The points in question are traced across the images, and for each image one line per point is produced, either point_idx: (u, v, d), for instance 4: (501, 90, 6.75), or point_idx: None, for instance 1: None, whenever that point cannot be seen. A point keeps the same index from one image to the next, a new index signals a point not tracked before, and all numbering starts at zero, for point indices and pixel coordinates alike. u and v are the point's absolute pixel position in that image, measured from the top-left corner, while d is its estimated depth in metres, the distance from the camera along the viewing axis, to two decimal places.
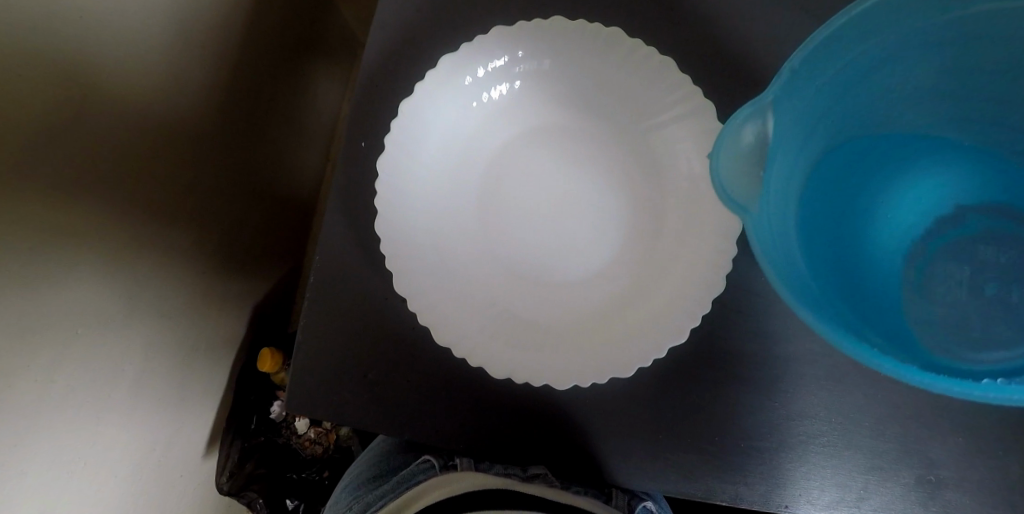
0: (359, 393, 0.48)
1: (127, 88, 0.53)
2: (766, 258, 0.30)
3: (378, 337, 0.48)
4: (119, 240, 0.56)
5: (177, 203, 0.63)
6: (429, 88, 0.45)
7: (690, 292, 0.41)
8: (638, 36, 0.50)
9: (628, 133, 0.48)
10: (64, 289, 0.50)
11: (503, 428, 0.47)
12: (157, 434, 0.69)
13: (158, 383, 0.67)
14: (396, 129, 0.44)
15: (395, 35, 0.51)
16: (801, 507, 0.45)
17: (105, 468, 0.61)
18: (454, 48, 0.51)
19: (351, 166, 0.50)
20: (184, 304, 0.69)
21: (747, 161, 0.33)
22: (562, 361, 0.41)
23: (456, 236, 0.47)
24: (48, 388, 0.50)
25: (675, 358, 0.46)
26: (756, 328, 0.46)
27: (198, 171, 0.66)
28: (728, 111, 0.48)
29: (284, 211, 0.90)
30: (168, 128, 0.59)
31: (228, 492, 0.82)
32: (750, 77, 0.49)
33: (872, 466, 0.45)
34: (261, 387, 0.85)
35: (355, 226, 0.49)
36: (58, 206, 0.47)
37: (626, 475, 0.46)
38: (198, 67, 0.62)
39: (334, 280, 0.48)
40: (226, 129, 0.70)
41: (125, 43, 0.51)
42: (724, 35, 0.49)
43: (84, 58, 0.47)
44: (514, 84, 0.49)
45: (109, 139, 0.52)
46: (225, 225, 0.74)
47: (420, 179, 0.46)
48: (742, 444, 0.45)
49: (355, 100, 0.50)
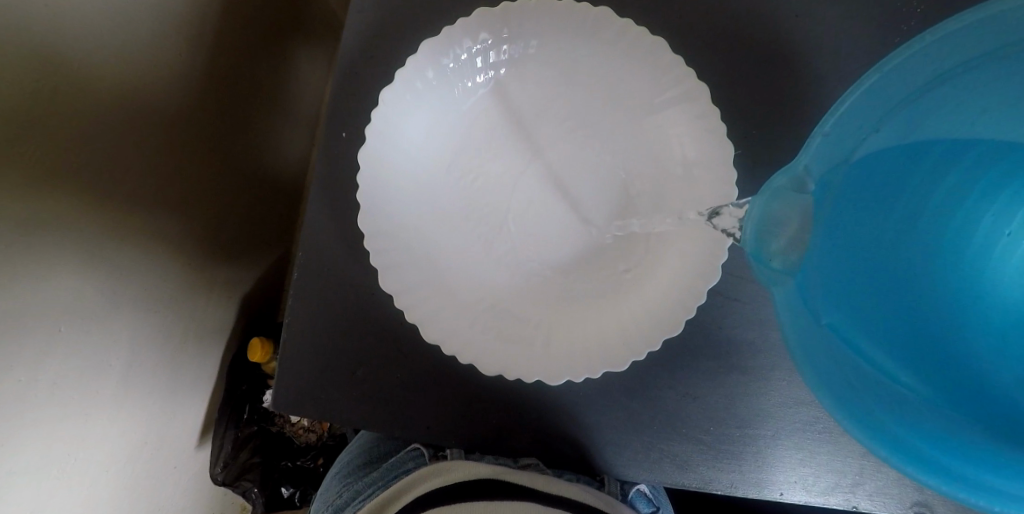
0: (347, 390, 0.47)
1: (103, 76, 0.50)
2: (796, 345, 0.29)
3: (369, 333, 0.47)
4: (100, 234, 0.54)
5: (159, 194, 0.61)
6: (409, 72, 0.43)
7: (684, 283, 0.40)
8: (630, 16, 0.48)
9: (622, 121, 0.46)
10: (47, 286, 0.48)
11: (496, 421, 0.47)
12: (150, 428, 0.68)
13: (148, 378, 0.66)
14: (377, 117, 0.42)
15: (375, 18, 0.48)
16: (794, 493, 0.45)
17: (98, 463, 0.60)
18: (436, 30, 0.49)
19: (332, 157, 0.48)
20: (171, 295, 0.67)
21: (779, 237, 0.30)
22: (555, 356, 0.41)
23: (444, 227, 0.45)
24: (32, 387, 0.48)
25: (670, 349, 0.45)
26: (752, 317, 0.45)
27: (179, 159, 0.63)
28: (723, 95, 0.47)
29: (270, 199, 0.87)
30: (147, 115, 0.57)
31: (222, 482, 0.82)
32: (746, 59, 0.47)
33: (867, 451, 0.45)
34: (252, 376, 0.84)
35: (339, 219, 0.47)
36: (36, 202, 0.45)
37: (621, 467, 0.45)
38: (176, 51, 0.59)
39: (319, 275, 0.47)
40: (207, 117, 0.67)
41: (98, 30, 0.48)
42: (718, 15, 0.47)
43: (56, 42, 0.44)
44: (501, 69, 0.47)
45: (82, 132, 0.49)
46: (211, 214, 0.72)
47: (403, 169, 0.44)
48: (737, 433, 0.45)
49: (335, 88, 0.48)
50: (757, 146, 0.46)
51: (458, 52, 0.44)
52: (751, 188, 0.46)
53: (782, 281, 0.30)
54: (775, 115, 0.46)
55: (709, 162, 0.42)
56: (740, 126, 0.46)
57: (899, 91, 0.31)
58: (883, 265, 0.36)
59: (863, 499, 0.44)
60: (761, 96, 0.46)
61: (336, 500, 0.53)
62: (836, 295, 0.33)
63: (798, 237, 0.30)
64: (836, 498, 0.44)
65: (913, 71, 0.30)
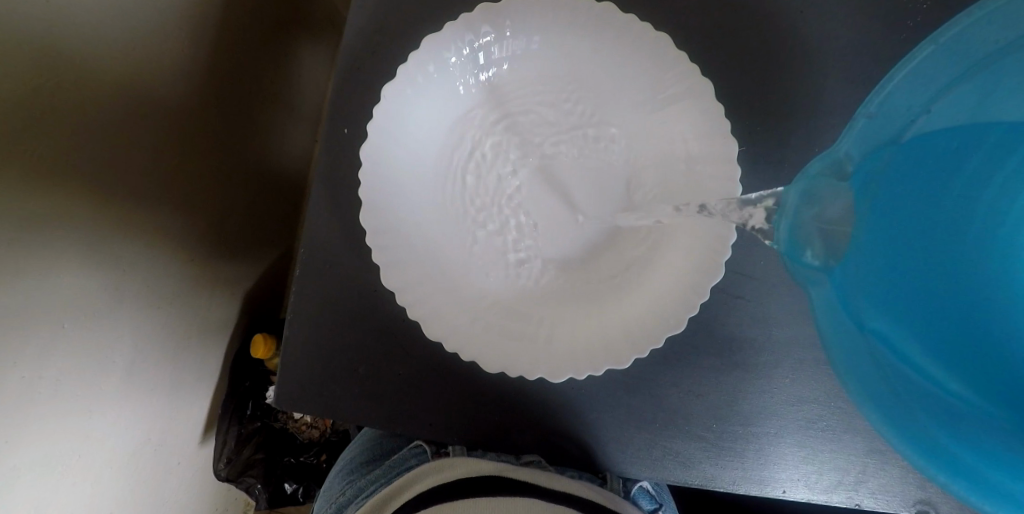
0: (350, 387, 0.47)
1: (106, 72, 0.50)
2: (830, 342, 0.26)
3: (371, 330, 0.47)
4: (101, 230, 0.54)
5: (161, 189, 0.61)
6: (411, 67, 0.43)
7: (688, 280, 0.40)
8: (634, 11, 0.48)
9: (626, 117, 0.46)
10: (50, 283, 0.48)
11: (498, 418, 0.47)
12: (154, 423, 0.68)
13: (152, 373, 0.66)
14: (378, 115, 0.42)
15: (377, 14, 0.48)
16: (797, 491, 0.45)
17: (102, 458, 0.60)
18: (439, 26, 0.49)
19: (334, 153, 0.48)
20: (174, 292, 0.67)
21: (818, 228, 0.27)
22: (558, 353, 0.41)
23: (446, 223, 0.45)
24: (34, 384, 0.49)
25: (673, 346, 0.45)
26: (755, 314, 0.45)
27: (181, 155, 0.63)
28: (727, 91, 0.47)
29: (273, 196, 0.87)
30: (149, 110, 0.57)
31: (225, 478, 0.82)
32: (750, 54, 0.47)
33: (871, 449, 0.44)
34: (256, 373, 0.84)
35: (341, 216, 0.47)
36: (40, 198, 0.45)
37: (623, 464, 0.45)
38: (178, 46, 0.59)
39: (322, 272, 0.47)
40: (209, 112, 0.67)
41: (100, 25, 0.48)
42: (723, 10, 0.47)
43: (59, 38, 0.44)
44: (503, 65, 0.46)
45: (84, 128, 0.49)
46: (212, 211, 0.72)
47: (405, 166, 0.44)
48: (741, 431, 0.45)
49: (337, 83, 0.48)
50: (761, 142, 0.46)
51: (460, 48, 0.44)
52: (755, 185, 0.46)
53: (815, 278, 0.27)
54: (779, 111, 0.46)
55: (712, 158, 0.42)
56: (743, 122, 0.46)
57: (950, 66, 0.26)
58: (976, 261, 0.28)
59: (866, 496, 0.44)
60: (765, 92, 0.46)
61: (339, 498, 0.53)
62: (903, 296, 0.27)
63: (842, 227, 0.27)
64: (839, 495, 0.44)
65: (973, 42, 0.26)
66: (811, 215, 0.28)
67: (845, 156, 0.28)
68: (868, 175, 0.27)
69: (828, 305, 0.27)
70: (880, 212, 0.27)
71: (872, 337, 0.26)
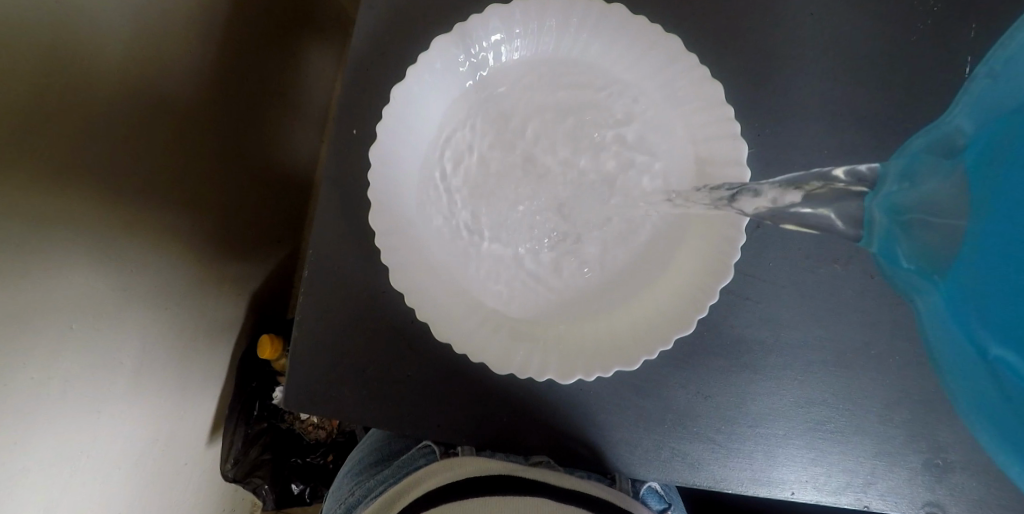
0: (360, 388, 0.47)
1: (116, 72, 0.51)
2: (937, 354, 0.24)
3: (378, 332, 0.47)
4: (108, 231, 0.54)
5: (167, 190, 0.61)
6: (420, 67, 0.43)
7: (699, 279, 0.40)
8: (644, 12, 0.48)
9: (637, 116, 0.45)
10: (57, 283, 0.48)
11: (505, 420, 0.47)
12: (163, 422, 0.69)
13: (160, 372, 0.66)
14: (388, 115, 0.42)
15: (386, 16, 0.48)
16: (804, 493, 0.45)
17: (112, 456, 0.61)
18: (449, 27, 0.49)
19: (343, 153, 0.48)
20: (182, 291, 0.68)
21: (921, 223, 0.25)
22: (567, 354, 0.41)
23: (454, 223, 0.44)
24: (43, 384, 0.49)
25: (682, 347, 0.45)
26: (765, 314, 0.45)
27: (188, 155, 0.64)
28: (737, 91, 0.46)
29: (279, 197, 0.87)
30: (155, 112, 0.57)
31: (232, 479, 0.81)
32: (761, 54, 0.46)
33: (880, 451, 0.44)
34: (262, 373, 0.84)
35: (351, 218, 0.47)
36: (50, 198, 0.46)
37: (631, 466, 0.45)
38: (186, 46, 0.60)
39: (330, 275, 0.47)
40: (215, 112, 0.67)
41: (109, 26, 0.49)
42: (736, 10, 0.47)
43: (71, 40, 0.45)
44: (512, 65, 0.47)
45: (93, 127, 0.49)
46: (218, 211, 0.72)
47: (413, 166, 0.44)
48: (748, 432, 0.45)
49: (346, 84, 0.48)
50: (772, 142, 0.46)
51: (469, 48, 0.45)
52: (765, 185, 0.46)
53: (916, 284, 0.25)
54: (790, 111, 0.46)
55: (723, 158, 0.42)
56: (754, 121, 0.46)
57: None
58: None
59: (875, 498, 0.44)
60: (774, 92, 0.46)
61: (348, 499, 0.53)
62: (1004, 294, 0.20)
63: (935, 220, 0.24)
64: (847, 497, 0.44)
65: None
66: (905, 204, 0.26)
67: (963, 133, 0.25)
68: (981, 149, 0.23)
69: (936, 313, 0.23)
70: (992, 191, 0.22)
71: (989, 358, 0.20)
